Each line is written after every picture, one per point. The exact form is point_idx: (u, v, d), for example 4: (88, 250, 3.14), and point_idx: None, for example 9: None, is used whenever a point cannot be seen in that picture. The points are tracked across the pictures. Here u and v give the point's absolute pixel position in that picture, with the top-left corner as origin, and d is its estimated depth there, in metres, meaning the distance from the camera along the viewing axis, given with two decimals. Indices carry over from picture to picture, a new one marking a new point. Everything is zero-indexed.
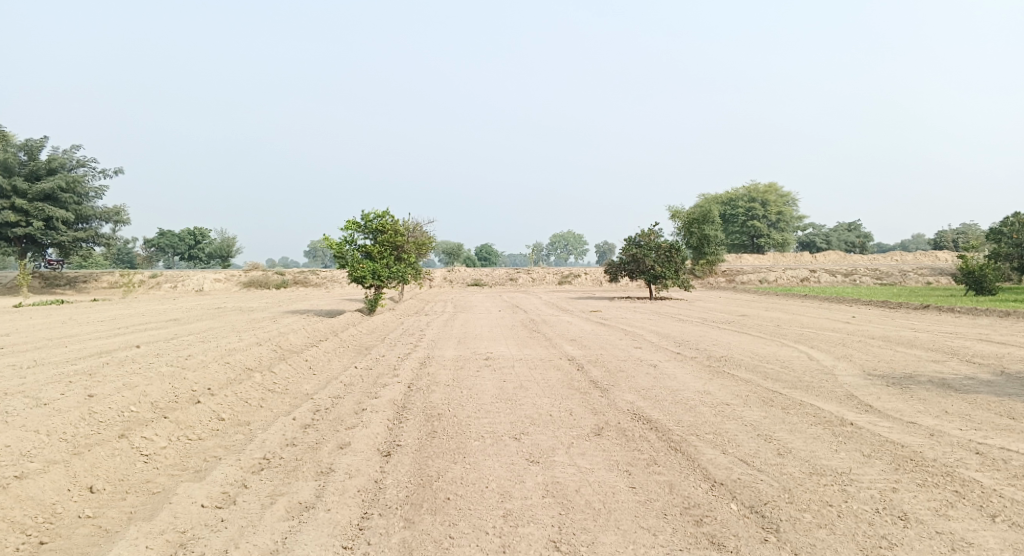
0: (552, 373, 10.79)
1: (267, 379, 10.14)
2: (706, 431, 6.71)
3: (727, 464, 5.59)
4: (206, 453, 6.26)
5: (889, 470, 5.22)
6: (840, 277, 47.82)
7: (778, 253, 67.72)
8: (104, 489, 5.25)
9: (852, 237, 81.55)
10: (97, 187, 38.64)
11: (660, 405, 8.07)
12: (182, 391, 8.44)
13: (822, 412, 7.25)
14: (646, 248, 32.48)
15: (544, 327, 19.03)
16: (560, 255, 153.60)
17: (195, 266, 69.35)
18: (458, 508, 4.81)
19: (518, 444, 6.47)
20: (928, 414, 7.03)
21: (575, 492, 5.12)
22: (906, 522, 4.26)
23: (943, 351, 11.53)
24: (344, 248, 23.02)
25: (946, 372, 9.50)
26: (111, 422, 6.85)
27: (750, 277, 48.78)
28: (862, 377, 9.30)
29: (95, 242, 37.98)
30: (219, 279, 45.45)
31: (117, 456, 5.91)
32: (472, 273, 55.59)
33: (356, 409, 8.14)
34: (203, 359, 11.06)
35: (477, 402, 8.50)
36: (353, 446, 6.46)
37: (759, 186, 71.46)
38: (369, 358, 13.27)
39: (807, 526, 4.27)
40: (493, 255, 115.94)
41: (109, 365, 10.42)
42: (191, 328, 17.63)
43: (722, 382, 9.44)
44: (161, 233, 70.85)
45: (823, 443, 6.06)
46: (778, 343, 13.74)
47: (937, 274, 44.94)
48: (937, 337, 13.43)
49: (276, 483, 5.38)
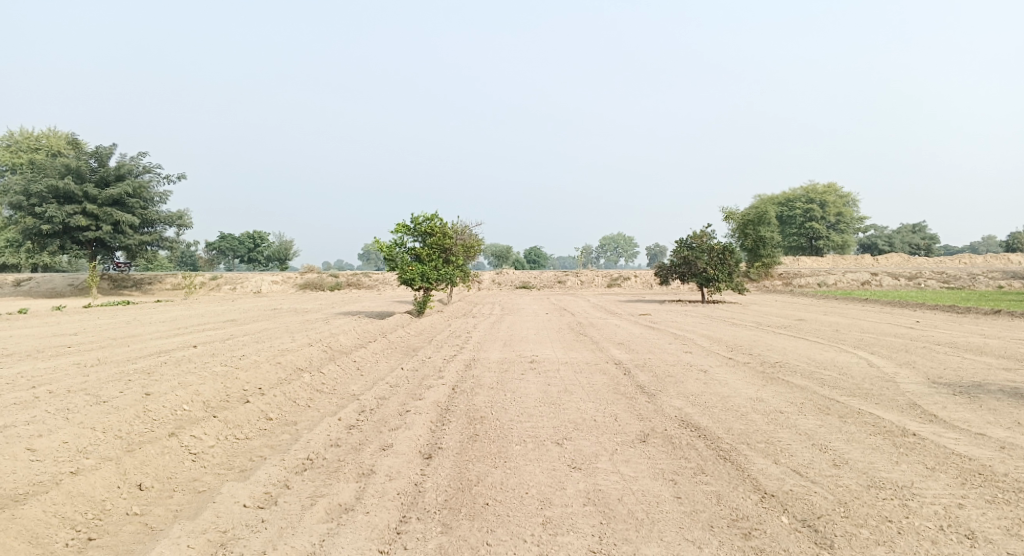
0: (597, 377, 10.60)
1: (315, 379, 10.34)
2: (758, 440, 6.42)
3: (778, 475, 5.31)
4: (252, 453, 6.39)
5: (956, 484, 4.85)
6: (904, 280, 45.62)
7: (838, 255, 65.17)
8: (152, 487, 5.41)
9: (918, 238, 77.83)
10: (162, 192, 40.52)
11: (709, 411, 7.80)
12: (233, 390, 8.68)
13: (882, 421, 6.85)
14: (698, 250, 31.72)
15: (591, 330, 18.82)
16: (609, 257, 152.21)
17: (253, 269, 71.99)
18: (496, 515, 4.73)
19: (560, 450, 6.35)
20: (1000, 425, 6.53)
21: (617, 500, 4.96)
22: (975, 542, 3.93)
23: (1018, 359, 10.77)
24: (394, 250, 23.36)
25: (1020, 381, 8.85)
26: (164, 420, 7.09)
27: (807, 280, 47.09)
28: (927, 385, 8.75)
29: (160, 246, 39.80)
30: (276, 281, 46.98)
31: (167, 454, 6.09)
32: (520, 276, 55.67)
33: (400, 411, 8.18)
34: (255, 359, 11.37)
35: (520, 405, 8.42)
36: (394, 447, 6.47)
37: (817, 186, 68.97)
38: (415, 359, 13.39)
39: (864, 543, 3.99)
40: (542, 258, 115.87)
41: (166, 364, 10.82)
42: (246, 328, 18.21)
43: (775, 388, 9.06)
44: (222, 237, 73.86)
45: (883, 454, 5.70)
46: (836, 349, 13.13)
47: (1012, 278, 42.36)
48: (1010, 344, 12.56)
49: (316, 483, 5.42)
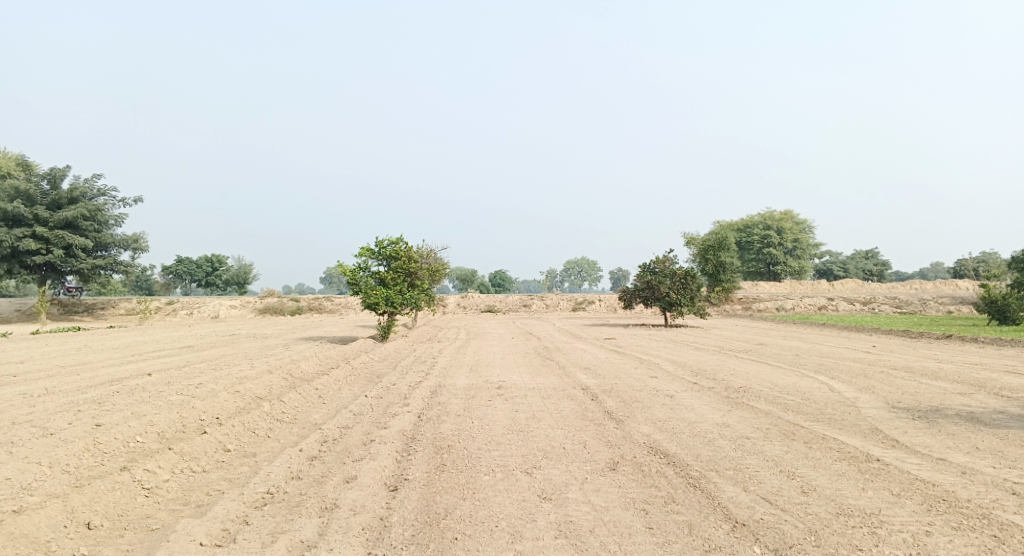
0: (565, 403, 10.53)
1: (276, 408, 10.02)
2: (727, 467, 6.43)
3: (749, 503, 5.31)
4: (209, 487, 6.09)
5: (921, 511, 4.92)
6: (858, 305, 47.12)
7: (795, 280, 67.02)
8: (101, 526, 5.09)
9: (870, 264, 80.73)
10: (117, 215, 39.29)
11: (677, 438, 7.81)
12: (189, 420, 8.32)
13: (846, 447, 6.96)
14: (661, 275, 32.18)
15: (558, 354, 18.81)
16: (574, 282, 153.40)
17: (212, 293, 70.15)
18: (466, 550, 4.59)
19: (530, 479, 6.24)
20: (959, 450, 6.69)
21: (589, 533, 4.87)
22: None
23: (971, 383, 11.12)
24: (358, 274, 23.04)
25: (974, 406, 9.12)
26: (116, 453, 6.73)
27: (766, 305, 48.24)
28: (887, 410, 8.95)
29: (114, 270, 38.44)
30: (235, 305, 45.79)
31: (118, 489, 5.76)
32: (486, 300, 55.59)
33: (364, 441, 7.96)
34: (213, 387, 10.97)
35: (488, 433, 8.27)
36: (359, 480, 6.26)
37: (774, 213, 71.11)
38: (380, 386, 13.11)
39: None
40: (507, 282, 116.19)
41: (118, 394, 10.34)
42: (203, 355, 17.61)
43: (741, 414, 9.13)
44: (179, 260, 71.90)
45: (849, 480, 5.77)
46: (798, 373, 13.38)
47: (959, 303, 44.19)
48: (962, 368, 13.00)
49: (278, 519, 5.19)
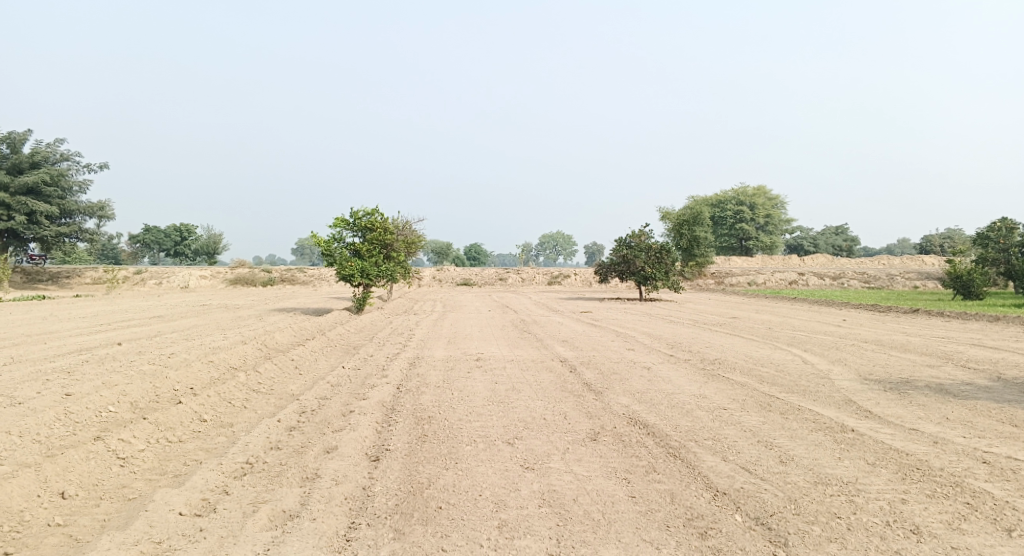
0: (544, 375, 10.55)
1: (252, 378, 9.85)
2: (705, 437, 6.53)
3: (729, 472, 5.39)
4: (187, 457, 5.98)
5: (896, 479, 5.05)
6: (828, 280, 48.09)
7: (766, 256, 68.04)
8: (76, 496, 4.95)
9: (839, 240, 82.30)
10: (82, 181, 38.01)
11: (656, 409, 7.90)
12: (163, 390, 8.15)
13: (822, 418, 7.11)
14: (637, 249, 32.32)
15: (535, 327, 18.88)
16: (549, 255, 153.68)
17: (181, 263, 68.72)
18: (451, 519, 4.58)
19: (512, 449, 6.26)
20: (930, 420, 6.89)
21: (572, 501, 4.90)
22: (919, 536, 4.09)
23: (938, 356, 11.45)
24: (332, 246, 22.69)
25: (943, 378, 9.38)
26: (88, 422, 6.55)
27: (739, 279, 49.00)
28: (859, 382, 9.17)
29: (78, 238, 37.31)
30: (205, 275, 44.88)
31: (92, 459, 5.61)
32: (462, 272, 55.44)
33: (344, 411, 7.89)
34: (186, 357, 10.74)
35: (468, 404, 8.26)
36: (340, 450, 6.20)
37: (748, 188, 71.69)
38: (357, 357, 12.99)
39: (817, 539, 4.08)
40: (482, 255, 116.06)
41: (88, 363, 10.06)
42: (174, 325, 17.24)
43: (717, 385, 9.26)
44: (146, 230, 70.28)
45: (825, 450, 5.90)
46: (772, 346, 13.62)
47: (924, 278, 45.40)
48: (929, 342, 13.36)
49: (258, 489, 5.11)
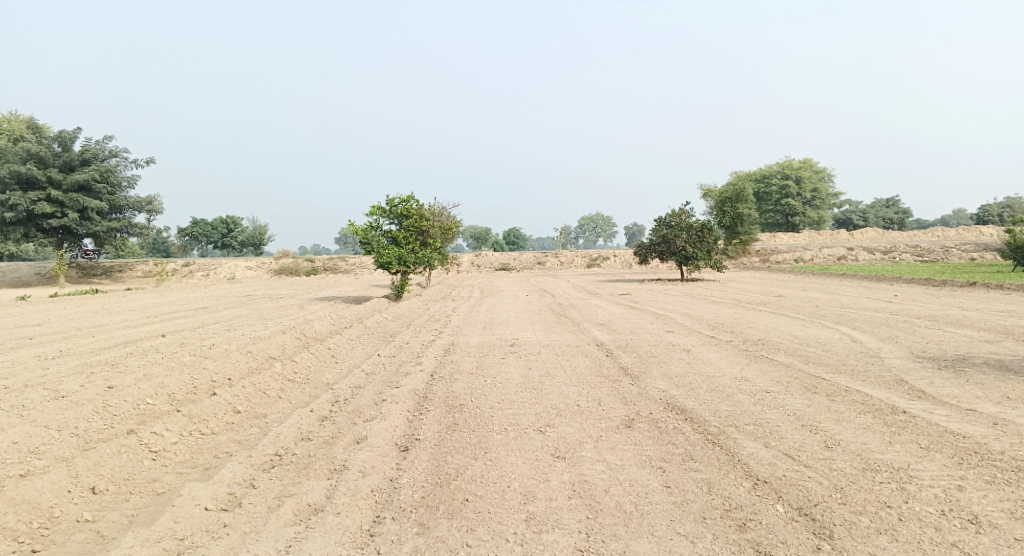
0: (579, 360, 10.34)
1: (288, 368, 9.93)
2: (746, 422, 6.22)
3: (770, 459, 5.10)
4: (218, 449, 6.02)
5: (953, 465, 4.68)
6: (878, 254, 46.20)
7: (814, 231, 65.81)
8: (106, 490, 5.03)
9: (891, 212, 79.00)
10: (130, 177, 39.30)
11: (694, 393, 7.59)
12: (200, 381, 8.26)
13: (871, 399, 6.71)
14: (677, 228, 31.55)
15: (572, 311, 18.65)
16: (589, 238, 152.53)
17: (228, 254, 70.76)
18: (476, 511, 4.44)
19: (543, 438, 6.08)
20: (989, 400, 6.41)
21: (603, 492, 4.70)
22: (979, 527, 3.73)
23: (998, 331, 10.76)
24: (370, 234, 22.83)
25: (1004, 353, 8.79)
26: (125, 415, 6.68)
27: (784, 256, 47.53)
28: (911, 360, 8.67)
29: (129, 232, 38.64)
30: (251, 266, 46.04)
31: (124, 453, 5.69)
32: (499, 257, 55.37)
33: (376, 400, 7.85)
34: (226, 348, 10.91)
35: (501, 391, 8.12)
36: (369, 440, 6.14)
37: (792, 162, 69.23)
38: (392, 345, 13.00)
39: (865, 532, 3.77)
40: (521, 239, 116.19)
41: (132, 355, 10.35)
42: (217, 316, 17.64)
43: (760, 367, 8.90)
44: (195, 223, 72.73)
45: (875, 434, 5.52)
46: (817, 324, 13.08)
47: (983, 249, 43.15)
48: (988, 316, 12.61)
49: (285, 482, 5.09)
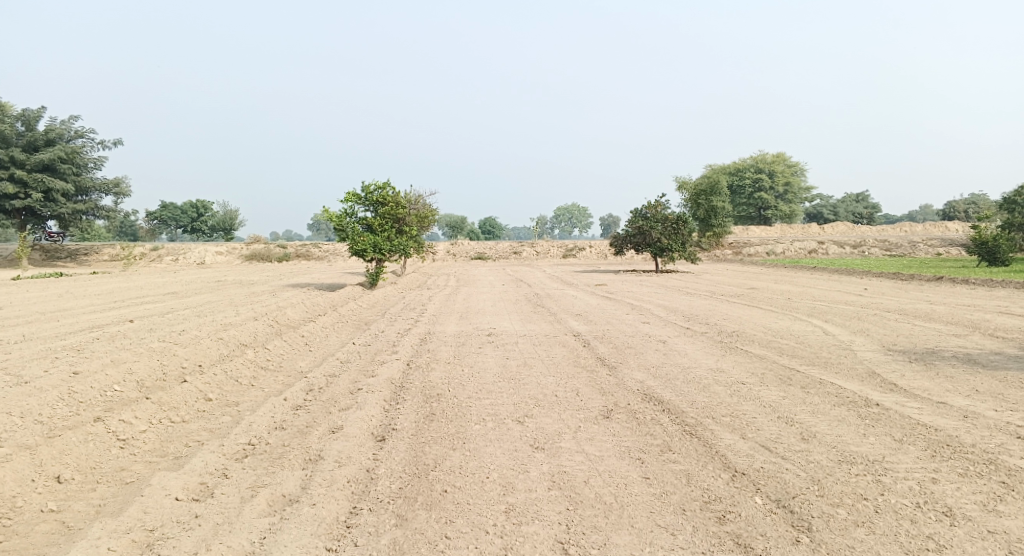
0: (557, 350, 10.33)
1: (261, 356, 9.73)
2: (723, 414, 6.27)
3: (748, 451, 5.14)
4: (189, 438, 5.86)
5: (925, 457, 4.76)
6: (848, 248, 47.15)
7: (785, 224, 66.88)
8: (72, 479, 4.86)
9: (860, 207, 80.64)
10: (97, 158, 38.15)
11: (671, 384, 7.65)
12: (170, 368, 8.05)
13: (844, 391, 6.82)
14: (653, 220, 31.73)
15: (549, 301, 18.65)
16: (565, 228, 152.90)
17: (198, 239, 69.22)
18: (455, 503, 4.39)
19: (522, 429, 6.05)
20: (959, 393, 6.55)
21: (583, 484, 4.68)
22: (953, 520, 3.80)
23: (965, 325, 11.03)
24: (345, 221, 22.50)
25: (971, 347, 9.02)
26: (92, 402, 6.45)
27: (756, 249, 48.25)
28: (883, 353, 8.84)
29: (95, 215, 37.51)
30: (221, 251, 45.13)
31: (91, 441, 5.49)
32: (475, 246, 55.19)
33: (351, 389, 7.73)
34: (196, 334, 10.65)
35: (478, 381, 8.06)
36: (345, 430, 6.04)
37: (766, 156, 70.18)
38: (368, 333, 12.85)
39: (842, 524, 3.81)
40: (497, 228, 115.99)
41: (98, 340, 10.04)
42: (188, 302, 17.26)
43: (735, 359, 8.99)
44: (164, 206, 71.01)
45: (849, 426, 5.61)
46: (790, 317, 13.27)
47: (948, 245, 44.32)
48: (955, 310, 12.91)
49: (258, 472, 4.97)
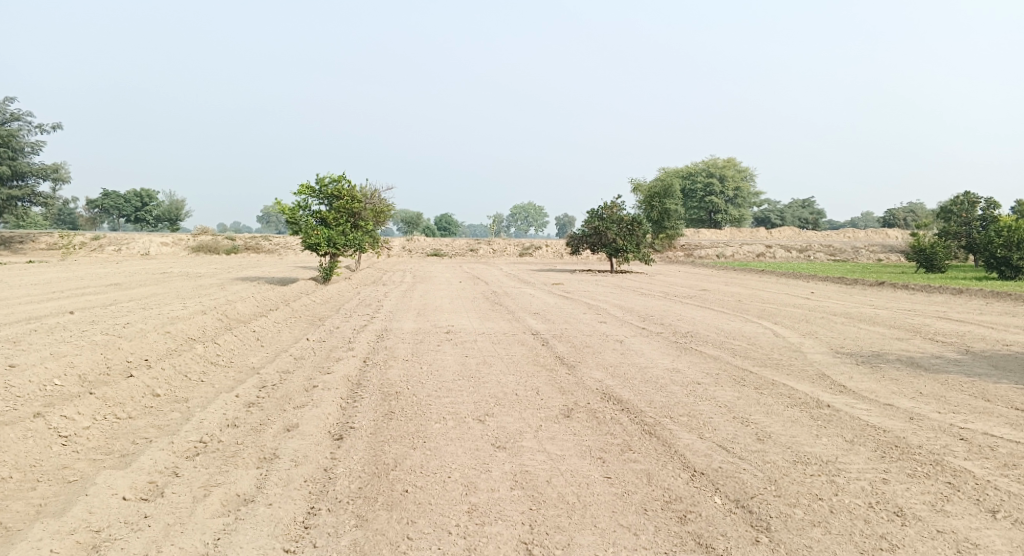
0: (516, 349, 10.34)
1: (211, 350, 9.39)
2: (681, 413, 6.38)
3: (706, 450, 5.24)
4: (136, 435, 5.59)
5: (875, 458, 4.95)
6: (795, 252, 48.88)
7: (735, 228, 68.79)
8: (9, 478, 4.56)
9: (806, 213, 83.69)
10: (34, 142, 36.18)
11: (629, 383, 7.74)
12: (115, 362, 7.67)
13: (796, 392, 7.04)
14: (609, 221, 32.13)
15: (507, 299, 18.67)
16: (522, 227, 153.41)
17: (142, 229, 66.48)
18: (418, 503, 4.31)
19: (483, 428, 6.00)
20: (904, 395, 6.85)
21: (546, 483, 4.67)
22: (903, 519, 3.95)
23: (906, 329, 11.56)
24: (297, 214, 21.95)
25: (913, 351, 9.44)
26: (30, 397, 6.09)
27: (708, 252, 49.52)
28: (831, 355, 9.17)
29: (31, 201, 35.51)
30: (167, 242, 43.44)
31: (29, 438, 5.18)
32: (432, 242, 54.82)
33: (306, 386, 7.53)
34: (142, 327, 10.19)
35: (438, 379, 7.97)
36: (301, 428, 5.87)
37: (718, 161, 72.06)
38: (322, 329, 12.55)
39: (800, 524, 3.91)
40: (454, 225, 115.45)
41: (35, 332, 9.49)
42: (132, 293, 16.54)
43: (690, 359, 9.18)
44: (105, 194, 68.04)
45: (802, 427, 5.78)
46: (742, 319, 13.63)
47: (887, 251, 46.43)
48: (897, 314, 13.51)
49: (211, 471, 4.77)
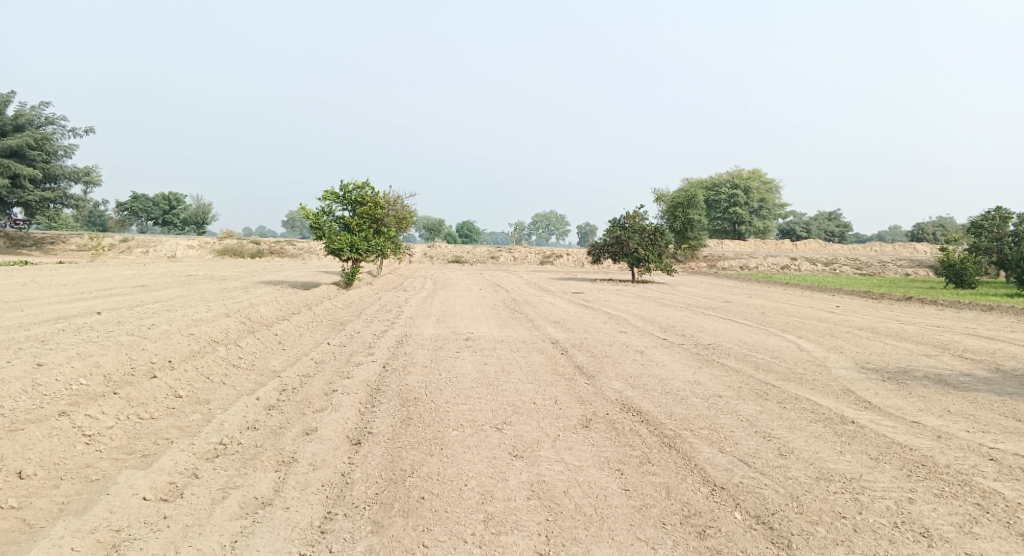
0: (535, 357, 10.29)
1: (233, 353, 9.51)
2: (701, 426, 6.29)
3: (726, 465, 5.15)
4: (157, 436, 5.67)
5: (901, 477, 4.82)
6: (820, 265, 48.10)
7: (759, 239, 67.91)
8: (35, 475, 4.66)
9: (832, 226, 82.38)
10: (67, 146, 37.17)
11: (649, 395, 7.66)
12: (139, 363, 7.81)
13: (819, 407, 6.89)
14: (631, 230, 31.94)
15: (527, 307, 18.64)
16: (543, 235, 153.34)
17: (170, 232, 67.78)
18: (433, 510, 4.30)
19: (500, 436, 5.98)
20: (932, 413, 6.67)
21: (563, 494, 4.63)
22: (931, 541, 3.83)
23: (935, 345, 11.26)
24: (321, 219, 22.20)
25: (942, 368, 9.19)
26: (56, 396, 6.21)
27: (731, 263, 48.94)
28: (856, 370, 8.97)
29: (63, 204, 36.43)
30: (193, 245, 44.23)
31: (54, 436, 5.28)
32: (452, 249, 55.01)
33: (326, 391, 7.57)
34: (166, 329, 10.36)
35: (456, 386, 7.97)
36: (320, 432, 5.90)
37: (742, 172, 71.33)
38: (343, 333, 12.65)
39: (822, 542, 3.82)
40: (475, 232, 115.80)
41: (64, 332, 9.70)
42: (158, 295, 16.85)
43: (712, 371, 9.04)
44: (135, 198, 69.54)
45: (826, 443, 5.66)
46: (765, 331, 13.43)
47: (915, 266, 45.47)
48: (925, 330, 13.19)
49: (229, 473, 4.82)
